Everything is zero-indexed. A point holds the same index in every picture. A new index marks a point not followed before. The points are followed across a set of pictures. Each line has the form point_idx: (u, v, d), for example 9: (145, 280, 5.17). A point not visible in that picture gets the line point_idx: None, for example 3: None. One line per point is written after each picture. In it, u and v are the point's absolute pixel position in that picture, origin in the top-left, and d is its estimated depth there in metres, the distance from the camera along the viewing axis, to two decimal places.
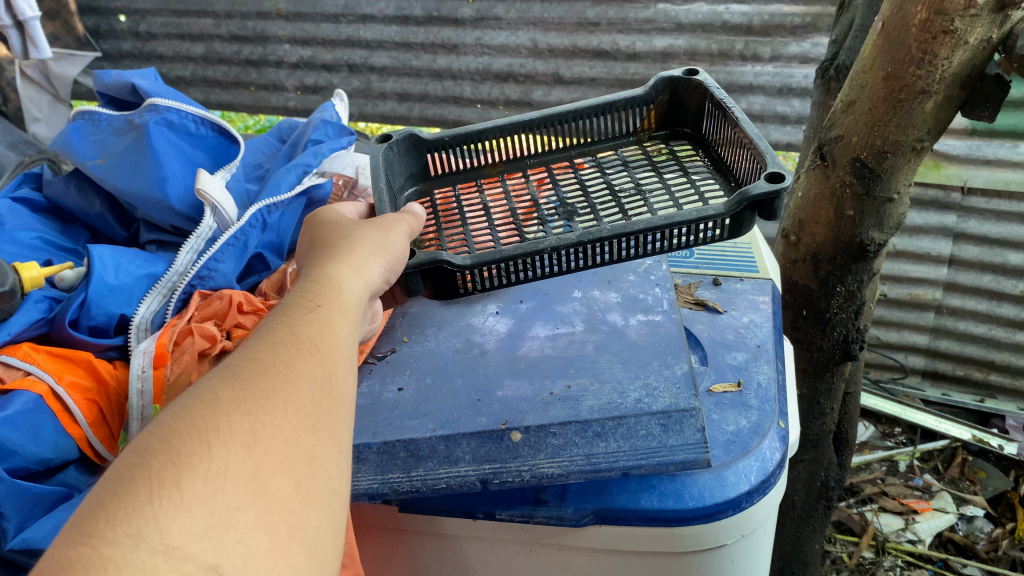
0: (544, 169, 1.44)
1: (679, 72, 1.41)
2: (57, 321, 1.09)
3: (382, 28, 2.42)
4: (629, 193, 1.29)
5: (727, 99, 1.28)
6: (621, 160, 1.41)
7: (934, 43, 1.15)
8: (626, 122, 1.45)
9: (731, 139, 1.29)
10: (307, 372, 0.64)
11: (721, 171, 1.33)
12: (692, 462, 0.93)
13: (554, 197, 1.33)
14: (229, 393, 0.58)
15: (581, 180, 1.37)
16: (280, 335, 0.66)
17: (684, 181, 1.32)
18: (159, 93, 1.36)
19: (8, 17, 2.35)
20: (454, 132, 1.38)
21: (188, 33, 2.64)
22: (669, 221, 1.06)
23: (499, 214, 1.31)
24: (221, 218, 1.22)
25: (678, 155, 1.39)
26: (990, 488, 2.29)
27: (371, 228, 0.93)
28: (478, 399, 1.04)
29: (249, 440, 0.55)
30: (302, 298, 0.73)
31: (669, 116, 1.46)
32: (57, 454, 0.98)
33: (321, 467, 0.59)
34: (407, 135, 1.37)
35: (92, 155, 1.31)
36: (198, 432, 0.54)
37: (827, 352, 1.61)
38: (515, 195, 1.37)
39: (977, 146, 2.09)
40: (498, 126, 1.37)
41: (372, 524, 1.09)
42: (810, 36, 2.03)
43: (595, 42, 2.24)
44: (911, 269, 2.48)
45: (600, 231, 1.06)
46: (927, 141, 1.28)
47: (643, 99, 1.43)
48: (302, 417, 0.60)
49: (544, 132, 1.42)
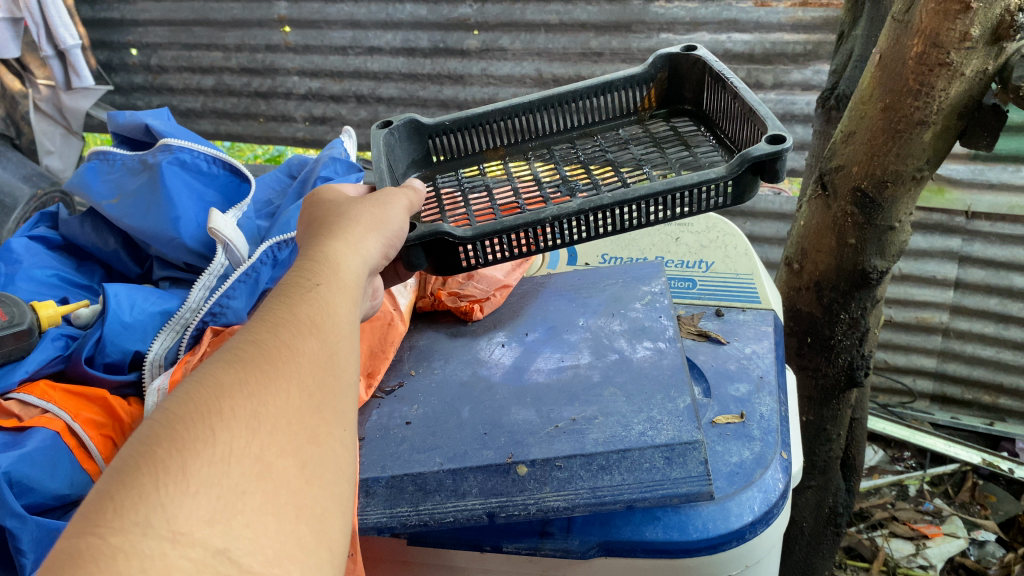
0: (548, 151, 1.46)
1: (677, 48, 1.44)
2: (74, 359, 1.13)
3: (389, 60, 2.46)
4: (632, 169, 1.32)
5: (726, 70, 1.31)
6: (623, 138, 1.44)
7: (931, 75, 1.18)
8: (627, 101, 1.48)
9: (731, 111, 1.31)
10: (308, 352, 0.62)
11: (722, 142, 1.35)
12: (696, 494, 0.94)
13: (558, 177, 1.35)
14: (231, 377, 0.56)
15: (584, 159, 1.40)
16: (281, 317, 0.65)
17: (686, 154, 1.34)
18: (173, 133, 1.40)
19: (52, 46, 2.47)
20: (457, 116, 1.42)
21: (199, 66, 2.68)
22: (670, 185, 1.08)
23: (503, 193, 1.32)
24: (232, 255, 1.25)
25: (680, 132, 1.41)
26: (1001, 512, 2.28)
27: (368, 207, 0.94)
28: (484, 429, 1.06)
29: (252, 423, 0.54)
30: (302, 278, 0.72)
31: (669, 94, 1.48)
32: (73, 491, 1.00)
33: (327, 446, 0.57)
34: (407, 119, 1.39)
35: (107, 195, 1.35)
36: (200, 416, 0.52)
37: (833, 378, 1.62)
38: (519, 174, 1.39)
39: (979, 170, 2.12)
40: (498, 109, 1.41)
41: (381, 557, 1.11)
42: (812, 63, 2.07)
43: (599, 71, 2.28)
44: (916, 292, 2.49)
45: (601, 199, 1.08)
46: (927, 170, 1.30)
47: (643, 77, 1.46)
48: (305, 398, 0.59)
49: (545, 113, 1.45)
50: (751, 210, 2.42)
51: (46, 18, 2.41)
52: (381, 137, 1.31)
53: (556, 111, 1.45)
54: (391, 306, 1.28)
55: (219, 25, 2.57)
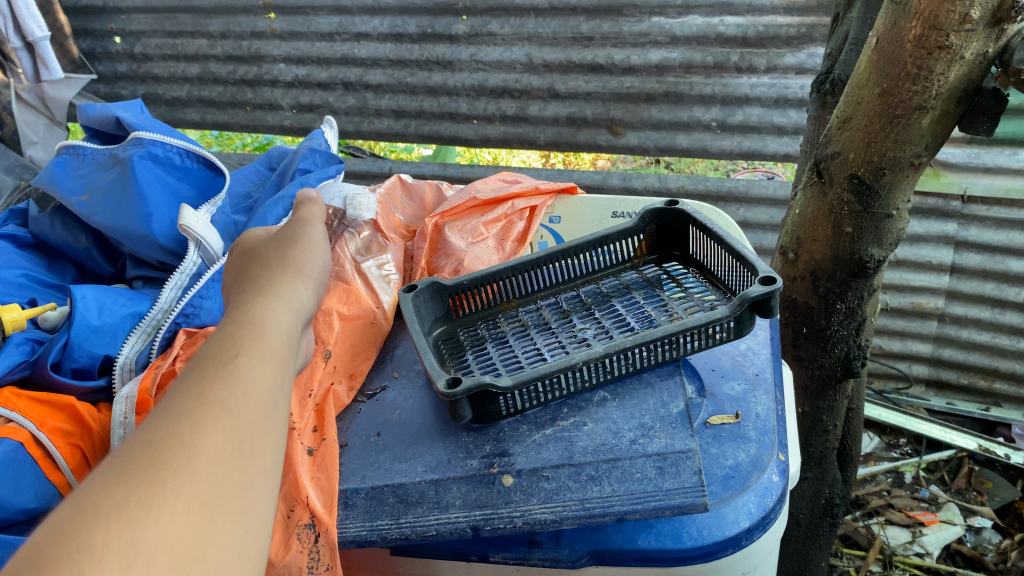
0: (557, 300, 1.29)
1: (661, 202, 1.34)
2: (40, 364, 1.08)
3: (377, 46, 2.40)
4: (638, 315, 1.19)
5: (712, 224, 1.24)
6: (623, 286, 1.29)
7: (930, 59, 1.13)
8: (620, 251, 1.34)
9: (727, 265, 1.22)
10: (209, 449, 0.54)
11: (715, 285, 1.25)
12: (688, 506, 0.88)
13: (567, 322, 1.21)
14: (105, 501, 0.47)
15: (586, 304, 1.25)
16: (183, 407, 0.56)
17: (682, 297, 1.22)
18: (145, 126, 1.35)
19: (18, 38, 2.42)
20: (476, 274, 1.24)
21: (183, 54, 2.62)
22: (682, 326, 1.04)
23: (528, 346, 1.16)
24: (205, 251, 1.21)
25: (672, 277, 1.29)
26: (997, 499, 2.26)
27: (288, 240, 0.90)
28: (468, 435, 1.03)
29: (122, 560, 0.45)
30: (219, 347, 0.63)
31: (660, 240, 1.37)
32: (40, 503, 0.98)
33: (225, 564, 0.49)
34: (431, 283, 1.21)
35: (76, 191, 1.30)
36: (56, 562, 0.43)
37: (829, 369, 1.58)
38: (530, 322, 1.23)
39: (976, 154, 2.08)
40: (509, 266, 1.25)
41: (365, 567, 1.08)
42: (806, 46, 2.02)
43: (590, 56, 2.22)
44: (912, 277, 2.44)
45: (621, 340, 1.02)
46: (925, 156, 1.26)
47: (633, 229, 1.33)
48: (199, 509, 0.50)
49: (549, 268, 1.29)
50: (744, 196, 2.37)
51: (13, 9, 2.37)
52: (406, 304, 1.16)
53: (557, 268, 1.30)
54: (374, 302, 1.25)
55: (204, 12, 2.51)
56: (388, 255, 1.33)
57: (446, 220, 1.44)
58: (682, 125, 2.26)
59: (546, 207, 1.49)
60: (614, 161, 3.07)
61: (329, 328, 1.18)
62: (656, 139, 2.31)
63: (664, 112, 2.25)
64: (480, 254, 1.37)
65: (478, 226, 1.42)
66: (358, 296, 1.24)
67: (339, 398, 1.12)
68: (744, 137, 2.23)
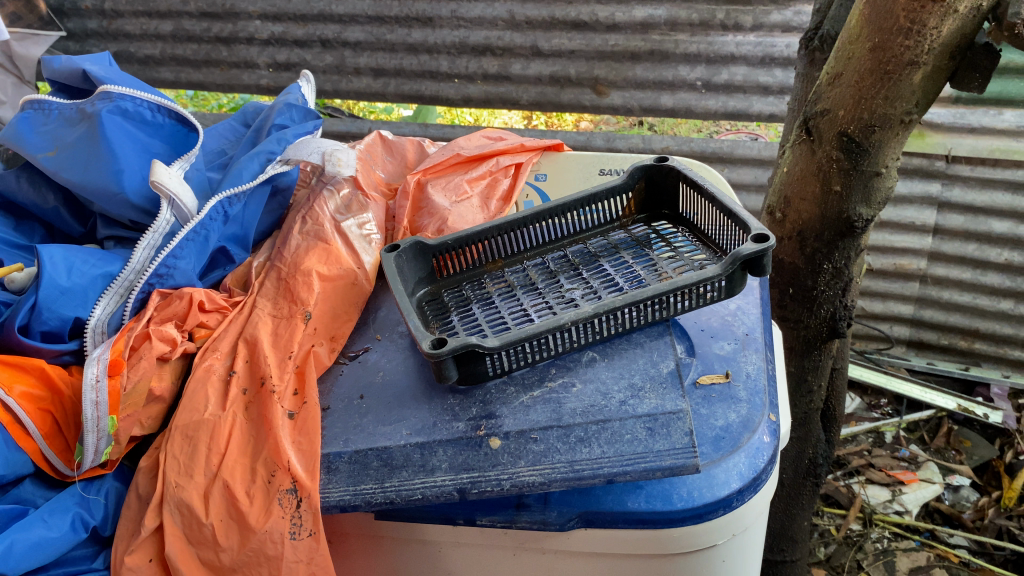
0: (543, 260, 1.26)
1: (651, 159, 1.31)
2: (6, 328, 1.03)
3: (355, 2, 2.33)
4: (626, 274, 1.16)
5: (703, 180, 1.21)
6: (611, 246, 1.26)
7: (923, 12, 1.10)
8: (608, 210, 1.31)
9: (717, 223, 1.19)
10: None
11: (704, 244, 1.22)
12: (680, 467, 0.86)
13: (554, 282, 1.18)
14: None
15: (573, 264, 1.22)
16: None
17: (671, 255, 1.20)
18: (113, 80, 1.29)
19: None
20: (461, 234, 1.21)
21: (155, 10, 2.53)
22: (673, 285, 1.02)
23: (514, 307, 1.13)
24: (178, 210, 1.16)
25: (661, 235, 1.27)
26: (975, 457, 2.27)
27: None
28: (453, 398, 1.00)
29: None
30: None
31: (648, 200, 1.34)
32: (8, 471, 0.95)
33: None
34: (414, 241, 1.18)
35: (42, 148, 1.24)
36: None
37: (814, 329, 1.56)
38: (516, 283, 1.20)
39: (961, 114, 2.05)
40: (496, 225, 1.21)
41: (349, 532, 1.06)
42: (792, 3, 1.98)
43: (573, 13, 2.17)
44: (894, 239, 2.43)
45: (612, 300, 0.99)
46: (915, 113, 1.23)
47: (621, 187, 1.30)
48: None
49: (536, 226, 1.26)
50: (729, 156, 2.34)
51: None
52: (389, 263, 1.13)
53: (545, 227, 1.27)
54: (355, 263, 1.21)
55: None
56: (369, 214, 1.29)
57: (428, 177, 1.41)
58: (667, 84, 2.22)
59: (531, 165, 1.47)
60: (596, 124, 3.04)
61: (309, 288, 1.15)
62: (640, 99, 2.27)
63: (649, 71, 2.20)
64: (464, 213, 1.34)
65: (462, 184, 1.39)
66: (339, 257, 1.20)
67: (320, 359, 1.09)
68: (728, 97, 2.20)
